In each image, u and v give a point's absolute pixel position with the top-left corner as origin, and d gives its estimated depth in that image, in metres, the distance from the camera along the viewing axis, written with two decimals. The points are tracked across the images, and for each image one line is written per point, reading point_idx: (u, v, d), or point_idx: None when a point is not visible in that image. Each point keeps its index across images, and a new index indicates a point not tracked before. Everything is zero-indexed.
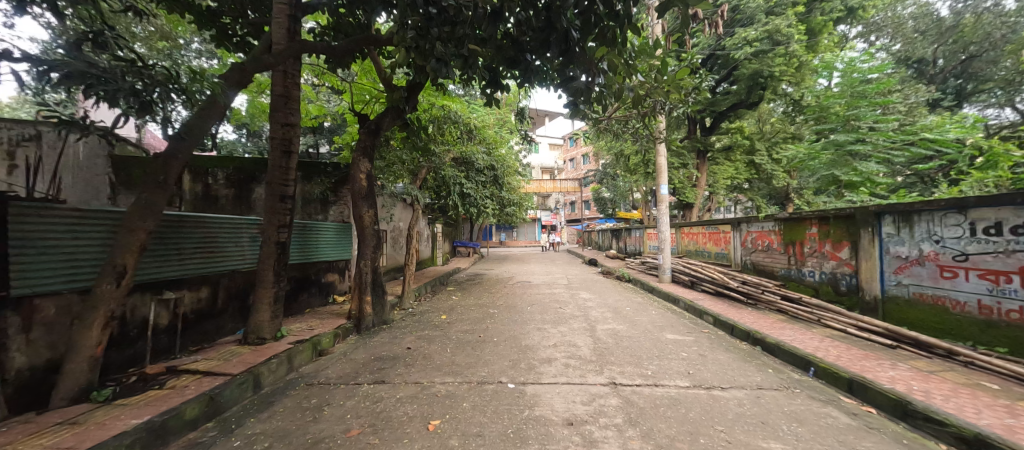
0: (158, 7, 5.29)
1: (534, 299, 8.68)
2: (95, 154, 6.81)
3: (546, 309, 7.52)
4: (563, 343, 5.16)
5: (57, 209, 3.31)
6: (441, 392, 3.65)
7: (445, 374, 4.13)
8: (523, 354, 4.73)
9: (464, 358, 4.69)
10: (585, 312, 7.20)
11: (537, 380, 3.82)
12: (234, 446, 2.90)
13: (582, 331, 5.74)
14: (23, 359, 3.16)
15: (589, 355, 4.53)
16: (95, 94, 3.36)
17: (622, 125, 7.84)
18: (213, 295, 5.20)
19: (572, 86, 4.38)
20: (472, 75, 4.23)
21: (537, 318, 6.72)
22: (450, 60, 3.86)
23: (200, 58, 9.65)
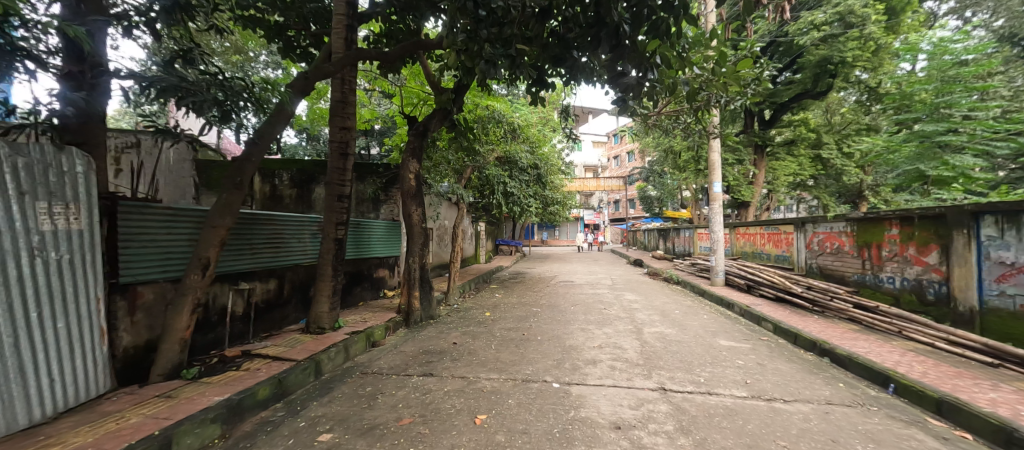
0: (233, 23, 5.80)
1: (578, 298, 8.60)
2: (183, 159, 7.71)
3: (590, 310, 7.42)
4: (608, 344, 5.07)
5: (154, 207, 3.74)
6: (487, 388, 3.73)
7: (490, 371, 4.20)
8: (567, 353, 4.71)
9: (508, 355, 4.75)
10: (631, 314, 7.02)
11: (582, 381, 3.79)
12: (300, 426, 3.14)
13: (628, 333, 5.60)
14: (128, 338, 3.60)
15: (636, 359, 4.42)
16: (185, 105, 3.77)
17: (672, 121, 7.52)
18: (279, 286, 5.65)
19: (622, 82, 4.29)
20: (520, 75, 4.22)
21: (581, 318, 6.65)
22: (498, 61, 3.87)
23: (267, 69, 10.46)
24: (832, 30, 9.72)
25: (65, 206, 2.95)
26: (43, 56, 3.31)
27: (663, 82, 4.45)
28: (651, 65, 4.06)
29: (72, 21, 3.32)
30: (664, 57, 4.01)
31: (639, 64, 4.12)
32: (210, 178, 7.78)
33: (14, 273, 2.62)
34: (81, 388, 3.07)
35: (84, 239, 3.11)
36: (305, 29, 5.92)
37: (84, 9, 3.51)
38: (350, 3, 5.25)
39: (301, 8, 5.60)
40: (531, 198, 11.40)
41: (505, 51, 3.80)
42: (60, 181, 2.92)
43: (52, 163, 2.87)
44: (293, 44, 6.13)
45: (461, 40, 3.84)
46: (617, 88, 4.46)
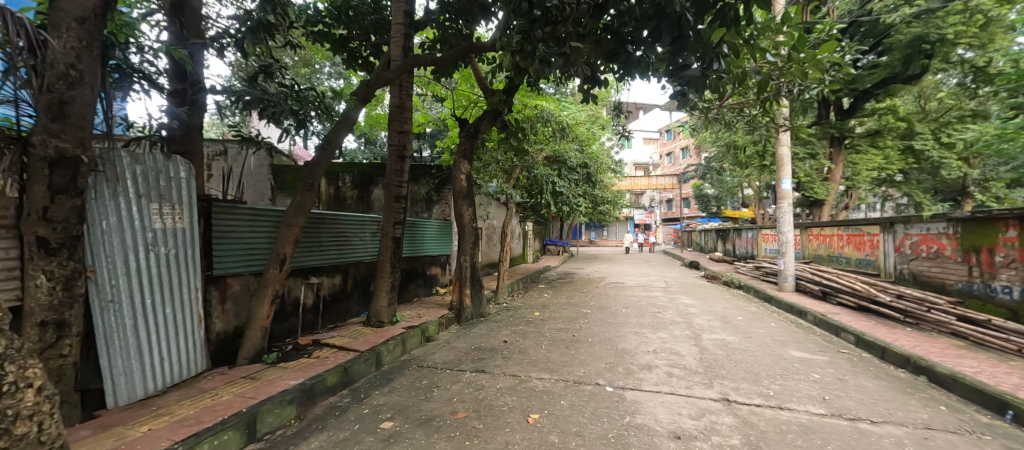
0: (305, 38, 6.26)
1: (629, 301, 8.34)
2: (261, 164, 8.47)
3: (643, 313, 7.17)
4: (664, 349, 4.87)
5: (241, 208, 4.15)
6: (539, 387, 3.73)
7: (541, 370, 4.20)
8: (620, 357, 4.59)
9: (559, 356, 4.72)
10: (688, 318, 6.69)
11: (637, 386, 3.68)
12: (364, 413, 3.34)
13: (685, 339, 5.35)
14: (220, 324, 4.03)
15: (695, 366, 4.21)
16: (267, 115, 4.16)
17: (735, 114, 7.06)
18: (343, 281, 6.03)
19: (684, 76, 4.10)
20: (575, 73, 4.17)
21: (634, 322, 6.45)
22: (552, 60, 3.85)
23: (331, 79, 11.25)
24: (928, 4, 8.70)
25: (172, 207, 3.37)
26: (154, 77, 3.80)
27: (729, 72, 4.18)
28: (718, 55, 3.82)
29: (177, 46, 3.78)
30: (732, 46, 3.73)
31: (703, 55, 3.88)
32: (283, 181, 8.49)
33: (133, 264, 3.04)
34: (184, 366, 3.50)
35: (187, 236, 3.52)
36: (366, 40, 6.25)
37: (186, 34, 3.98)
38: (407, 12, 5.48)
39: (363, 21, 5.99)
40: (580, 197, 11.18)
41: (560, 49, 3.75)
42: (168, 185, 3.33)
43: (162, 169, 3.29)
44: (356, 55, 6.48)
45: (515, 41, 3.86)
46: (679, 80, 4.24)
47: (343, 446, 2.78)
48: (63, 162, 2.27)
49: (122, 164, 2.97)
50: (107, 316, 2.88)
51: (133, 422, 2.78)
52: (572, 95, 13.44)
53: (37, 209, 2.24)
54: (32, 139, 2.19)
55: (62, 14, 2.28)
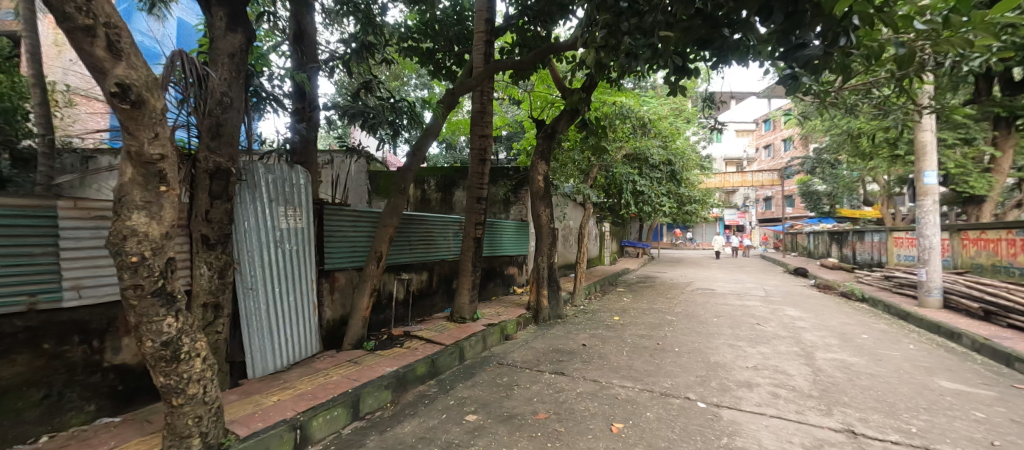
0: (397, 53, 6.80)
1: (721, 310, 7.69)
2: (360, 170, 9.40)
3: (738, 323, 6.58)
4: (766, 366, 4.42)
5: (346, 210, 4.64)
6: (622, 395, 3.63)
7: (624, 378, 4.08)
8: (713, 371, 4.28)
9: (642, 364, 4.53)
10: (795, 333, 5.98)
11: (735, 405, 3.40)
12: (451, 404, 3.55)
13: (792, 356, 4.79)
14: (330, 312, 4.56)
15: (807, 389, 3.76)
16: (367, 126, 4.62)
17: (860, 96, 6.16)
18: (429, 278, 6.44)
19: (800, 57, 3.06)
20: (664, 65, 3.94)
21: (728, 333, 5.95)
22: (639, 53, 3.81)
23: (417, 90, 12.14)
24: None
25: (295, 209, 3.90)
26: (281, 99, 4.45)
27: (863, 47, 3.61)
28: (845, 29, 2.95)
29: (298, 71, 4.40)
30: (864, 17, 2.89)
31: (825, 29, 3.07)
32: (378, 185, 9.31)
33: (266, 258, 3.59)
34: (301, 348, 4.01)
35: (305, 234, 4.03)
36: (449, 50, 6.58)
37: (305, 60, 4.58)
38: (489, 20, 5.66)
39: (448, 32, 6.37)
40: (664, 197, 10.60)
41: (647, 40, 3.63)
42: (291, 190, 3.85)
43: (288, 177, 3.82)
44: (440, 66, 6.85)
45: (601, 35, 4.01)
46: (792, 64, 3.21)
47: (433, 433, 2.97)
48: (219, 173, 2.77)
49: (258, 173, 3.52)
50: (247, 300, 3.43)
51: (265, 392, 3.28)
52: (656, 89, 12.77)
53: (201, 212, 2.76)
54: (199, 155, 2.71)
55: (220, 52, 2.80)
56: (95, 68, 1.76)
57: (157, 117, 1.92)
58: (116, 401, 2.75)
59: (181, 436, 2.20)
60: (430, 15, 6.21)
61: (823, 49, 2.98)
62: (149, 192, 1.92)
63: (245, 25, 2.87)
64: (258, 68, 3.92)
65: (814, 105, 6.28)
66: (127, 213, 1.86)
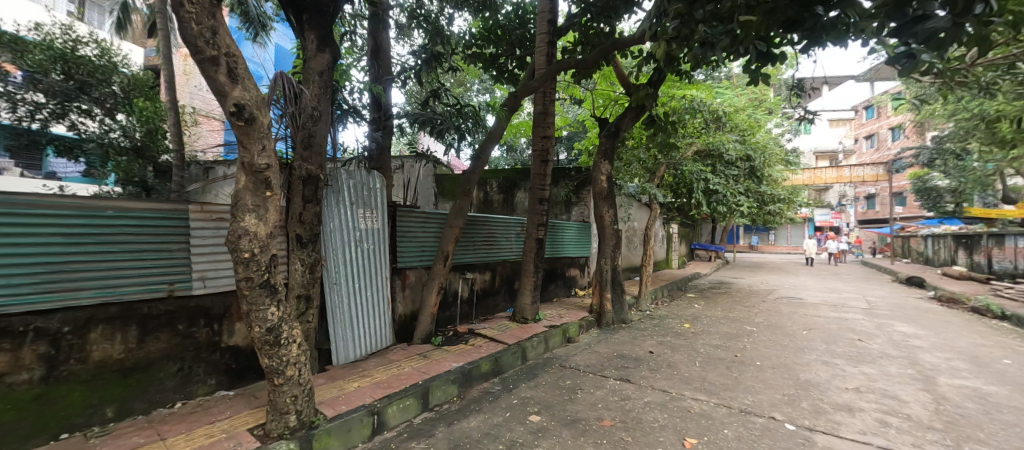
0: (462, 60, 7.06)
1: (812, 322, 6.97)
2: (427, 174, 9.91)
3: (832, 338, 5.92)
4: (871, 389, 3.95)
5: (416, 212, 4.93)
6: (694, 409, 3.46)
7: (697, 390, 3.88)
8: (803, 390, 3.90)
9: (718, 377, 4.27)
10: (907, 353, 5.25)
11: (831, 431, 3.08)
12: (515, 403, 3.62)
13: (905, 380, 4.22)
14: (402, 308, 4.87)
15: (923, 418, 3.30)
16: (434, 131, 4.86)
17: (1000, 73, 5.29)
18: (492, 278, 6.60)
19: (920, 31, 2.58)
20: (744, 56, 3.68)
21: (821, 348, 5.39)
22: (716, 41, 3.60)
23: (480, 94, 12.58)
24: None
25: (372, 211, 4.23)
26: (360, 110, 4.85)
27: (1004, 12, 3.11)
28: None
29: (375, 84, 4.77)
30: None
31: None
32: (444, 188, 9.68)
33: (347, 256, 3.92)
34: (376, 340, 4.34)
35: (380, 234, 4.34)
36: (512, 54, 6.67)
37: (380, 72, 4.95)
38: (551, 20, 5.67)
39: (510, 36, 6.50)
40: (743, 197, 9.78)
41: (725, 27, 3.52)
42: (368, 193, 4.17)
43: (366, 182, 4.15)
44: (502, 70, 6.89)
45: (672, 27, 3.85)
46: (907, 40, 2.71)
47: (498, 430, 3.06)
48: (310, 180, 3.11)
49: (341, 179, 3.87)
50: (332, 294, 3.79)
51: (347, 378, 3.59)
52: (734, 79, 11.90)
53: (296, 215, 3.11)
54: (294, 164, 3.06)
55: (312, 71, 3.13)
56: (218, 91, 2.06)
57: (264, 131, 2.19)
58: (231, 377, 3.18)
59: (281, 411, 2.50)
60: (493, 22, 6.38)
61: (952, 19, 2.48)
62: (258, 197, 2.21)
63: (332, 45, 3.18)
64: (341, 82, 4.34)
65: (935, 86, 5.46)
66: (242, 216, 2.16)
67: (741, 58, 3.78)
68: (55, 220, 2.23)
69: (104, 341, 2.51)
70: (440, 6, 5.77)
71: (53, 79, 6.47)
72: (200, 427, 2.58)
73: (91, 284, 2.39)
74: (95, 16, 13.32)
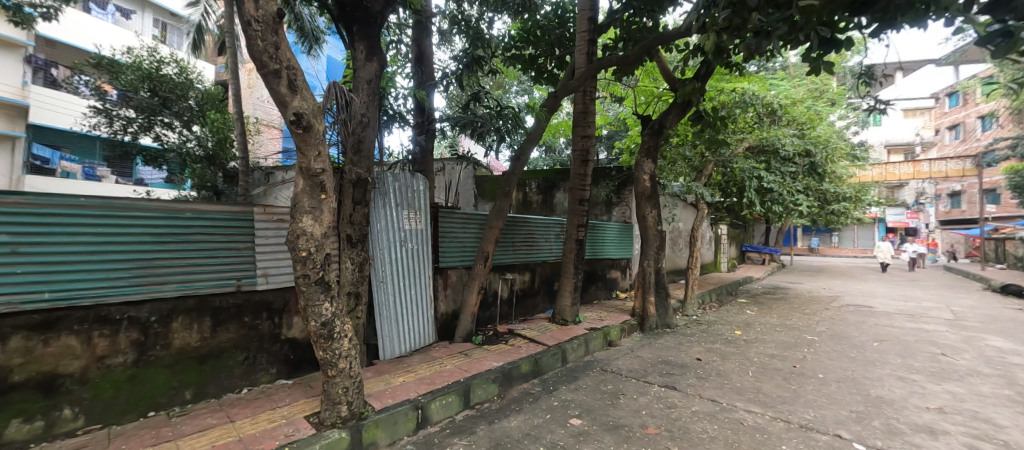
0: (501, 63, 7.16)
1: (884, 334, 6.41)
2: (467, 176, 10.12)
3: (909, 352, 5.42)
4: (958, 411, 3.57)
5: (458, 213, 5.03)
6: (747, 421, 3.30)
7: (750, 402, 3.69)
8: (873, 408, 3.61)
9: (773, 389, 4.05)
10: (1003, 371, 4.70)
11: None
12: (556, 405, 3.62)
13: (999, 402, 3.79)
14: (444, 306, 5.00)
15: (1020, 446, 2.95)
16: (474, 133, 4.98)
17: None
18: (532, 278, 6.62)
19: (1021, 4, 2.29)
20: (803, 44, 3.51)
21: (895, 363, 4.96)
22: (772, 29, 3.43)
23: (519, 95, 12.67)
24: None
25: (416, 212, 4.38)
26: (404, 115, 5.06)
27: None
28: None
29: (419, 89, 4.96)
30: None
31: None
32: (483, 190, 9.79)
33: (392, 255, 4.10)
34: (420, 337, 4.49)
35: (424, 234, 4.49)
36: (551, 54, 6.68)
37: (423, 77, 5.13)
38: (592, 18, 5.61)
39: (550, 36, 6.50)
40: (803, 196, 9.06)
41: (783, 14, 3.32)
42: (412, 195, 4.33)
43: (410, 184, 4.30)
44: (542, 70, 6.92)
45: (723, 18, 3.73)
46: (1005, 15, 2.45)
47: (539, 432, 3.08)
48: (360, 182, 3.30)
49: (387, 182, 4.04)
50: (379, 292, 3.98)
51: (392, 372, 3.75)
52: (792, 70, 11.18)
53: (347, 216, 3.29)
54: (345, 168, 3.25)
55: (361, 79, 3.31)
56: (280, 101, 2.23)
57: (319, 138, 2.35)
58: (290, 367, 3.41)
59: (334, 402, 2.66)
60: (533, 23, 6.41)
61: None
62: (314, 200, 2.37)
63: (379, 54, 3.35)
64: (387, 90, 4.55)
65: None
66: (300, 217, 2.33)
67: (802, 47, 3.61)
68: (144, 222, 2.52)
69: (184, 330, 2.79)
70: (480, 10, 5.89)
71: (142, 96, 7.34)
72: (263, 412, 2.80)
73: (173, 278, 2.67)
74: (177, 38, 14.62)
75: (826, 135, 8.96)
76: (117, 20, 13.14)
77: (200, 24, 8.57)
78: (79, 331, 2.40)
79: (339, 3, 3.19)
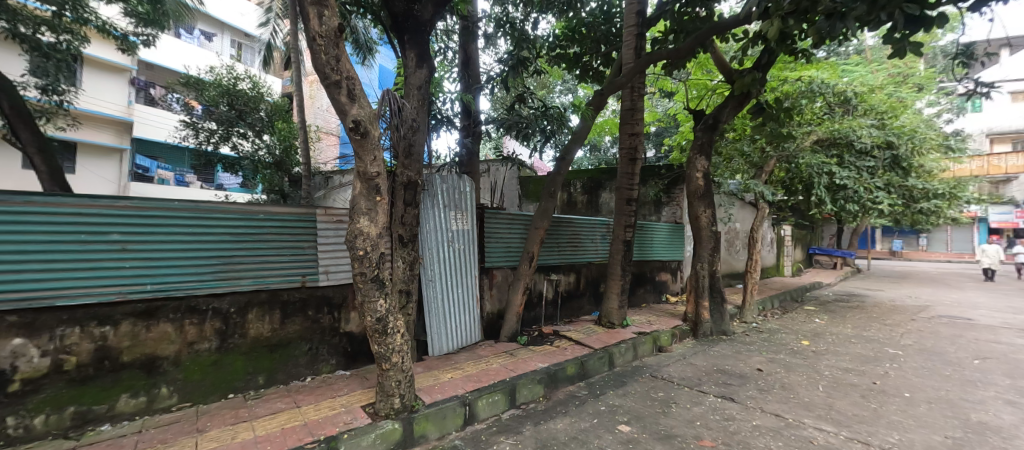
0: (546, 63, 7.16)
1: (986, 351, 5.67)
2: (510, 177, 10.23)
3: (1019, 373, 4.76)
4: None
5: (503, 214, 5.10)
6: (816, 440, 3.07)
7: (820, 419, 3.43)
8: (970, 434, 3.22)
9: (847, 406, 3.73)
10: None
11: None
12: (604, 410, 3.58)
13: None
14: (490, 305, 5.09)
15: None
16: (519, 133, 5.04)
17: None
18: (577, 280, 6.57)
19: None
20: (884, 24, 3.22)
21: (1001, 384, 4.38)
22: (847, 9, 3.20)
23: (563, 95, 12.61)
24: None
25: (463, 213, 4.50)
26: (452, 118, 5.23)
27: None
28: None
29: (466, 93, 5.11)
30: None
31: None
32: (529, 190, 9.83)
33: (441, 255, 4.24)
34: (466, 335, 4.61)
35: (470, 234, 4.60)
36: (597, 52, 6.59)
37: (470, 81, 5.26)
38: (639, 12, 5.47)
39: (595, 33, 6.41)
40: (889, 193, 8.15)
41: None
42: (459, 196, 4.45)
43: (457, 186, 4.43)
44: (587, 69, 6.85)
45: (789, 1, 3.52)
46: None
47: (586, 436, 3.05)
48: (411, 185, 3.45)
49: (436, 183, 4.19)
50: (428, 290, 4.13)
51: (440, 368, 3.88)
52: (873, 54, 10.13)
53: (398, 217, 3.45)
54: (397, 171, 3.42)
55: (412, 86, 3.46)
56: (340, 110, 2.39)
57: (375, 143, 2.49)
58: (348, 359, 3.62)
59: (388, 394, 2.80)
60: (577, 21, 6.35)
61: None
62: (370, 202, 2.51)
63: (428, 61, 3.48)
64: (436, 95, 4.72)
65: None
66: (357, 219, 2.48)
67: (883, 27, 3.30)
68: (224, 223, 2.80)
69: (258, 322, 3.06)
70: (526, 12, 5.96)
71: (221, 109, 8.07)
72: (325, 400, 3.00)
73: (248, 274, 2.94)
74: (249, 56, 15.91)
75: (911, 124, 8.07)
76: (201, 42, 14.58)
77: (269, 42, 9.34)
78: (174, 319, 2.71)
79: (392, 14, 3.37)
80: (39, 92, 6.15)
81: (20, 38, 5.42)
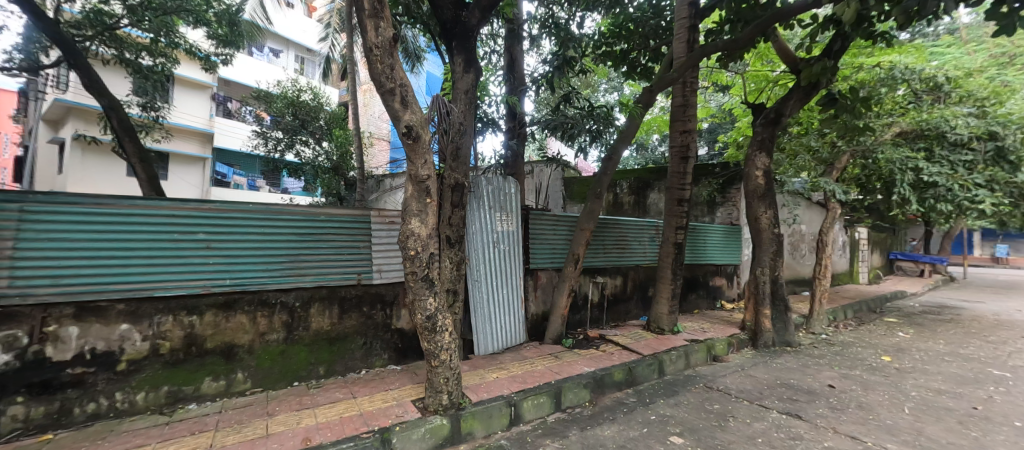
0: (592, 62, 7.06)
1: None
2: (554, 179, 10.19)
3: None
4: None
5: (548, 215, 5.08)
6: None
7: (904, 445, 3.10)
8: None
9: (938, 433, 3.33)
10: None
11: None
12: (654, 419, 3.45)
13: None
14: (534, 307, 5.09)
15: None
16: (565, 134, 5.00)
17: None
18: (624, 283, 6.40)
19: None
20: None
21: None
22: None
23: (608, 94, 12.37)
24: None
25: (509, 214, 4.54)
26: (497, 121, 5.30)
27: None
28: None
29: (511, 95, 5.17)
30: None
31: None
32: (574, 191, 9.73)
33: (486, 255, 4.29)
34: (511, 335, 4.63)
35: (515, 235, 4.62)
36: (645, 47, 6.39)
37: (515, 82, 5.30)
38: (692, 3, 5.25)
39: (643, 29, 6.23)
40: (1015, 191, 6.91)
41: None
42: (504, 197, 4.49)
43: (502, 187, 4.47)
44: (635, 65, 6.66)
45: None
46: None
47: (636, 445, 2.96)
48: (458, 187, 3.53)
49: (482, 185, 4.26)
50: (475, 290, 4.20)
51: (486, 368, 3.93)
52: (969, 33, 8.96)
53: (446, 218, 3.53)
54: (445, 173, 3.52)
55: (459, 90, 3.54)
56: (394, 116, 2.50)
57: (425, 147, 2.56)
58: (399, 355, 3.76)
59: (436, 390, 2.88)
60: (624, 16, 6.19)
61: None
62: (421, 203, 2.60)
63: (475, 65, 3.55)
64: (482, 98, 4.81)
65: None
66: (409, 220, 2.57)
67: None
68: (291, 223, 3.01)
69: (319, 316, 3.26)
70: (571, 11, 5.91)
71: (287, 119, 8.73)
72: (378, 392, 3.14)
73: (311, 271, 3.14)
74: (310, 69, 17.06)
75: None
76: (270, 58, 15.84)
77: (328, 55, 9.96)
78: (248, 311, 2.94)
79: (441, 23, 3.48)
80: (140, 109, 6.96)
81: (126, 62, 6.15)
